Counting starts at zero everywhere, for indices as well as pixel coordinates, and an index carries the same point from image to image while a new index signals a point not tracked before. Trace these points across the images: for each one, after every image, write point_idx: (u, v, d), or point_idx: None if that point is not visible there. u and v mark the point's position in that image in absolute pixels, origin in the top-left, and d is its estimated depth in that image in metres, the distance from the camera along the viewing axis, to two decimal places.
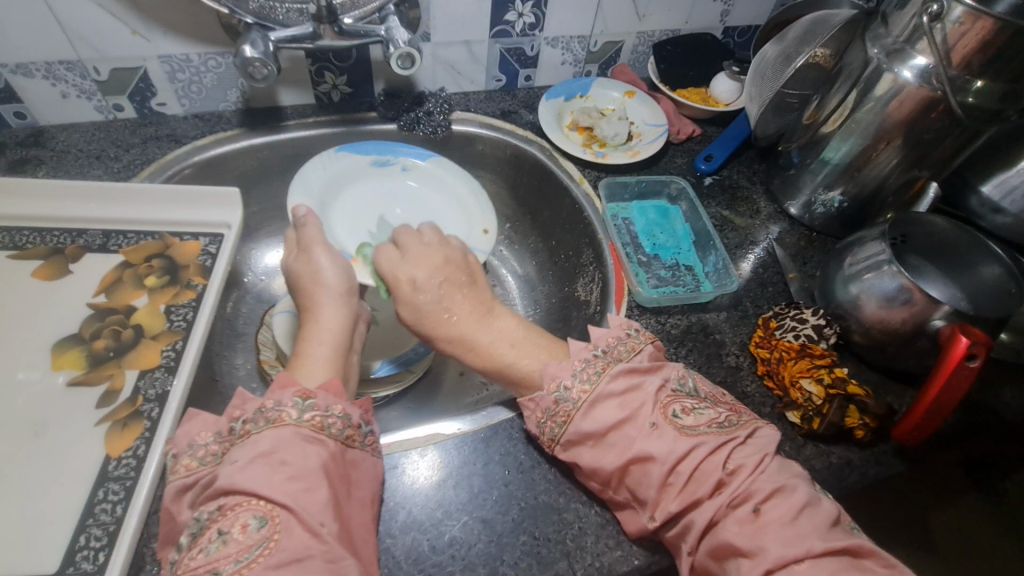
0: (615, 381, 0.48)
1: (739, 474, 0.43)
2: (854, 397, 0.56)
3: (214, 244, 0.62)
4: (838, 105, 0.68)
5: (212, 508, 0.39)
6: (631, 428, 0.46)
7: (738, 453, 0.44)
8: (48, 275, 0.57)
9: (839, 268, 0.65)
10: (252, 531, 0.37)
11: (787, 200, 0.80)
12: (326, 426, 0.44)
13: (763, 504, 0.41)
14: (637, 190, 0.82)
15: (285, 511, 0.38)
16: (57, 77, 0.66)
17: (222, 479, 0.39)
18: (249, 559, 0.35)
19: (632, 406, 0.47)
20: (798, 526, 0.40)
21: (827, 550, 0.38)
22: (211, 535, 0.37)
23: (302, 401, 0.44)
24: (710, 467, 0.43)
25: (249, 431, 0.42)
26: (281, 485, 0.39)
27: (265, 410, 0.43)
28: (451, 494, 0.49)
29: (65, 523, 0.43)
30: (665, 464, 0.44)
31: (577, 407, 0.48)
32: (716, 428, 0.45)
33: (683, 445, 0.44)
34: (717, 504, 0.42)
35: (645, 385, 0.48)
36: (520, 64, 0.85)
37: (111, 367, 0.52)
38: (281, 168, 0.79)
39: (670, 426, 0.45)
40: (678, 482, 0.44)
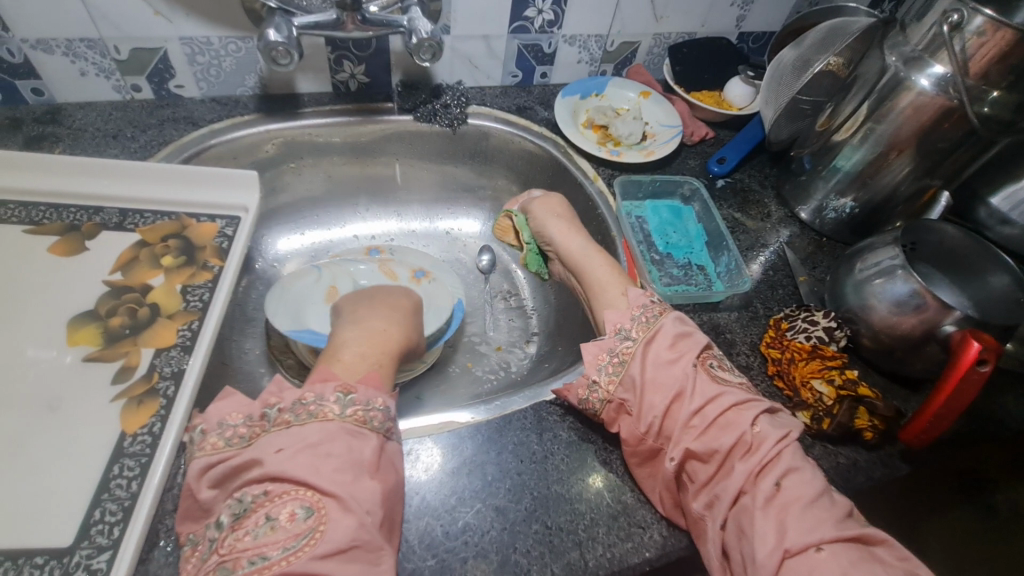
0: (670, 322, 0.53)
1: (763, 441, 0.45)
2: (864, 398, 0.56)
3: (231, 226, 0.62)
4: (852, 113, 0.69)
5: (257, 492, 0.40)
6: (676, 368, 0.49)
7: (765, 422, 0.47)
8: (64, 251, 0.56)
9: (849, 273, 0.66)
10: (299, 520, 0.38)
11: (798, 205, 0.81)
12: (368, 420, 0.45)
13: (784, 480, 0.43)
14: (652, 189, 0.81)
15: (331, 501, 0.39)
16: (77, 54, 0.66)
17: (270, 466, 0.40)
18: (297, 547, 0.37)
19: (682, 350, 0.51)
20: (815, 510, 0.41)
21: (841, 536, 0.40)
22: (258, 519, 0.38)
23: (344, 395, 0.45)
24: (733, 421, 0.46)
25: (288, 420, 0.43)
26: (328, 473, 0.40)
27: (306, 402, 0.44)
28: (465, 482, 0.49)
29: (80, 497, 0.42)
30: (694, 402, 0.47)
31: (637, 344, 0.52)
32: (743, 389, 0.50)
33: (712, 390, 0.48)
34: (744, 471, 0.43)
35: (694, 337, 0.52)
36: (537, 61, 0.86)
37: (127, 344, 0.51)
38: (293, 155, 0.79)
39: (705, 372, 0.50)
40: (702, 425, 0.46)
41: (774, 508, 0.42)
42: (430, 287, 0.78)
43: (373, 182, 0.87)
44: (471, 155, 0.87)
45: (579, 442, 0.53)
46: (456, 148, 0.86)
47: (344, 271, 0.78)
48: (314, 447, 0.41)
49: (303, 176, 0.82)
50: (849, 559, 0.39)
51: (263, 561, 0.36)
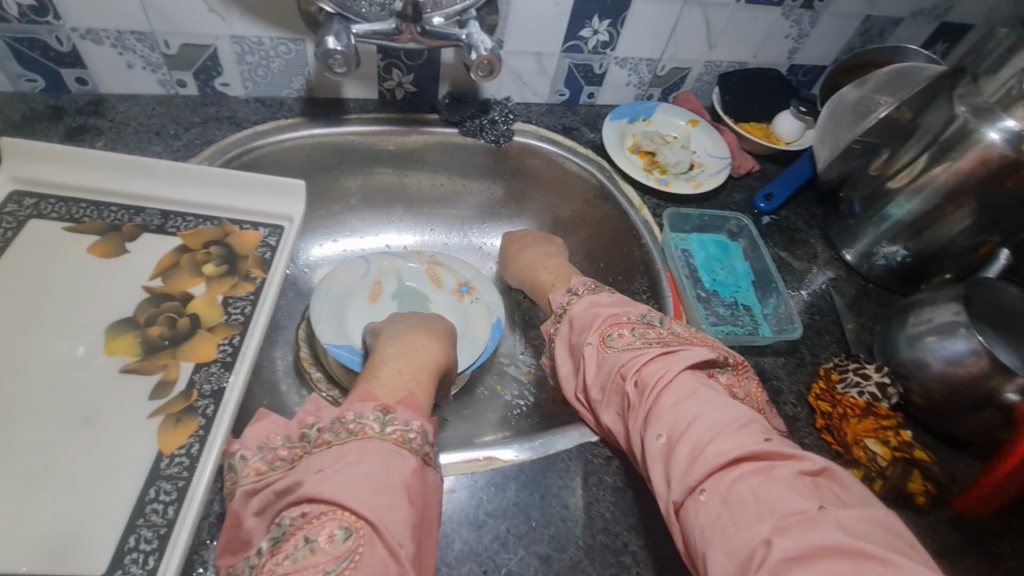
0: (580, 310, 0.59)
1: (650, 391, 0.48)
2: (919, 461, 0.55)
3: (273, 236, 0.60)
4: (908, 163, 0.68)
5: (295, 515, 0.37)
6: (580, 350, 0.56)
7: (652, 369, 0.49)
8: (103, 252, 0.54)
9: (903, 326, 0.64)
10: (338, 542, 0.36)
11: (844, 247, 0.79)
12: (407, 441, 0.42)
13: (669, 425, 0.45)
14: (699, 223, 0.77)
15: (369, 527, 0.37)
16: (126, 46, 0.65)
17: (308, 486, 0.38)
18: (336, 571, 0.35)
19: (585, 329, 0.56)
20: (698, 444, 0.43)
21: (717, 467, 0.41)
22: (297, 541, 0.36)
23: (383, 414, 0.43)
24: (626, 384, 0.50)
25: (328, 441, 0.42)
26: (367, 496, 0.38)
27: (345, 420, 0.43)
28: (509, 526, 0.47)
29: (114, 521, 0.41)
30: (592, 376, 0.53)
31: (559, 338, 0.59)
32: (642, 343, 0.52)
33: (605, 359, 0.53)
34: (638, 425, 0.47)
35: (600, 312, 0.57)
36: (586, 81, 0.84)
37: (166, 356, 0.49)
38: (333, 161, 0.78)
39: (602, 343, 0.54)
40: (609, 397, 0.51)
41: (662, 454, 0.45)
42: (471, 305, 0.79)
43: (410, 192, 0.86)
44: (514, 173, 0.85)
45: (624, 489, 0.51)
46: (498, 165, 0.84)
47: (391, 266, 0.81)
48: (354, 466, 0.39)
49: (340, 184, 0.81)
50: None
51: None
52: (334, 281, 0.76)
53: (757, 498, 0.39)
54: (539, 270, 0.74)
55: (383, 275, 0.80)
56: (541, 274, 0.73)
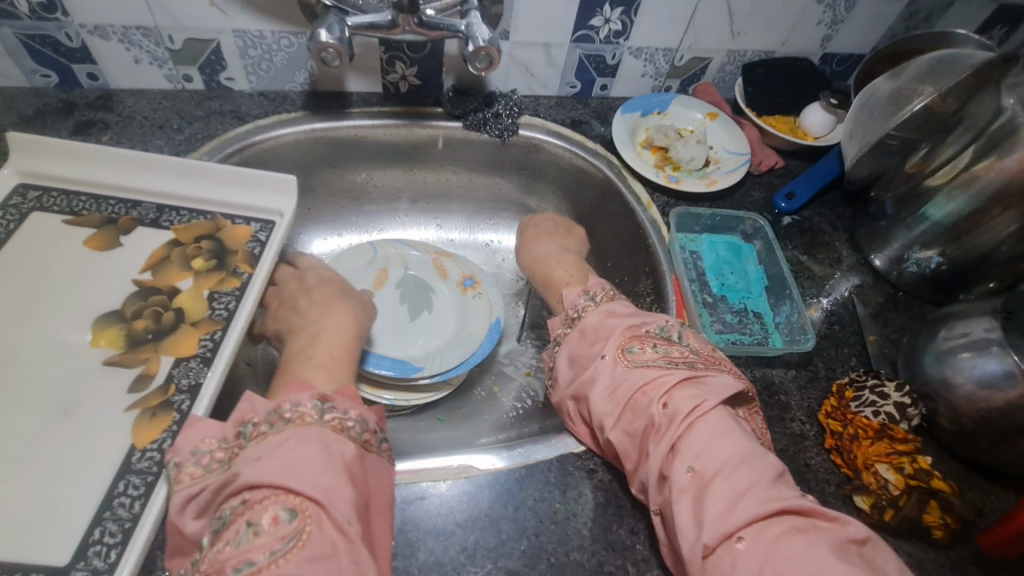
0: (594, 317, 0.54)
1: (675, 419, 0.44)
2: (938, 492, 0.50)
3: (264, 231, 0.60)
4: (952, 158, 0.62)
5: (236, 504, 0.37)
6: (591, 359, 0.51)
7: (679, 395, 0.45)
8: (98, 245, 0.56)
9: (931, 340, 0.58)
10: (283, 523, 0.36)
11: (873, 252, 0.73)
12: (345, 428, 0.43)
13: (699, 461, 0.41)
14: (710, 223, 0.73)
15: (316, 506, 0.37)
16: (132, 42, 0.66)
17: (246, 473, 0.38)
18: (283, 551, 0.35)
19: (600, 339, 0.51)
20: (733, 485, 0.40)
21: (760, 514, 0.38)
22: (239, 527, 0.36)
23: (321, 402, 0.43)
24: (644, 405, 0.46)
25: (263, 431, 0.41)
26: (308, 477, 0.38)
27: (282, 411, 0.42)
28: (478, 539, 0.45)
29: (82, 512, 0.41)
30: (604, 390, 0.48)
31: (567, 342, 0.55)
32: (664, 363, 0.48)
33: (624, 376, 0.48)
34: (659, 454, 0.43)
35: (618, 322, 0.53)
36: (598, 72, 0.81)
37: (148, 350, 0.50)
38: (336, 155, 0.77)
39: (620, 358, 0.49)
40: (619, 413, 0.47)
41: (690, 494, 0.41)
42: (471, 300, 0.79)
43: (415, 187, 0.84)
44: (520, 168, 0.83)
45: (605, 505, 0.49)
46: (503, 160, 0.82)
47: (398, 254, 0.81)
48: (290, 451, 0.39)
49: (344, 180, 0.80)
50: None
51: (251, 567, 0.34)
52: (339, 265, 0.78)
53: (808, 556, 0.36)
54: (550, 263, 0.69)
55: (389, 262, 0.80)
56: (553, 268, 0.68)
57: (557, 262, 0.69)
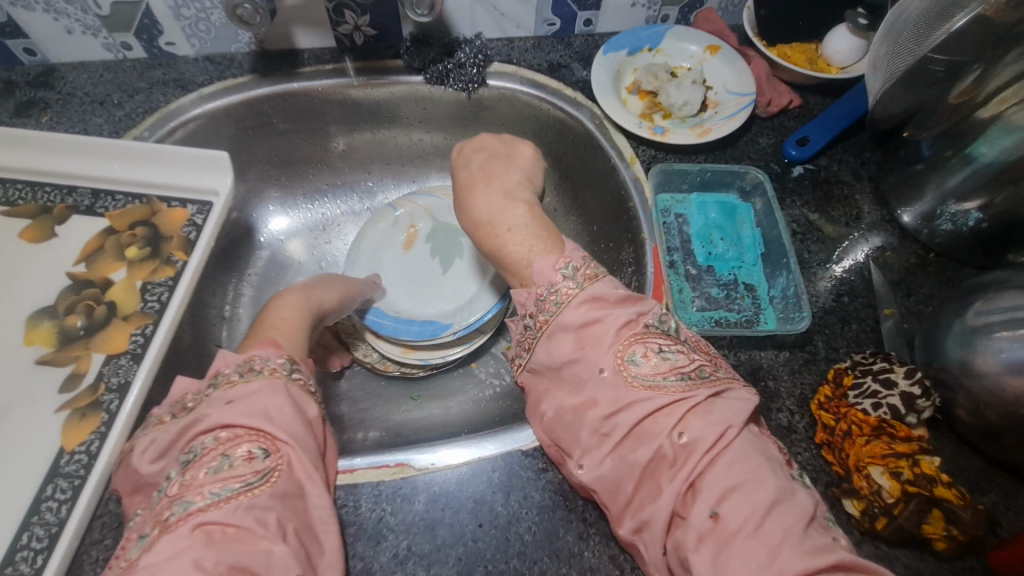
0: (575, 312, 0.42)
1: (691, 451, 0.36)
2: (941, 501, 0.42)
3: (201, 213, 0.56)
4: (1015, 79, 0.50)
5: (207, 441, 0.36)
6: (581, 368, 0.41)
7: (694, 423, 0.37)
8: (34, 236, 0.54)
9: (959, 316, 0.49)
10: (257, 460, 0.35)
11: (900, 206, 0.62)
12: (313, 388, 0.42)
13: (722, 504, 0.34)
14: (700, 181, 0.66)
15: (290, 449, 0.36)
16: (58, 11, 0.61)
17: (216, 414, 0.37)
18: (256, 484, 0.33)
19: (588, 345, 0.41)
20: (764, 535, 0.33)
21: (805, 573, 0.31)
22: (212, 456, 0.35)
23: (291, 363, 0.42)
24: (653, 432, 0.38)
25: (235, 378, 0.39)
26: (286, 422, 0.37)
27: (252, 363, 0.41)
28: (410, 543, 0.43)
29: (12, 516, 0.41)
30: (603, 409, 0.39)
31: (537, 335, 0.44)
32: (675, 379, 0.39)
33: (626, 393, 0.39)
34: (671, 491, 0.35)
35: (608, 321, 0.42)
36: (578, 5, 0.70)
37: (80, 347, 0.48)
38: (296, 121, 0.72)
39: (620, 372, 0.40)
40: (618, 437, 0.39)
41: (715, 542, 0.33)
42: None
43: (383, 151, 0.78)
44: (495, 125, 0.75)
45: (552, 508, 0.45)
46: (475, 115, 0.74)
47: (419, 206, 0.78)
48: (263, 400, 0.38)
49: (307, 148, 0.75)
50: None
51: (219, 495, 0.33)
52: (367, 236, 0.77)
53: None
54: (497, 234, 0.48)
55: (415, 218, 0.78)
56: (505, 246, 0.48)
57: (505, 230, 0.48)
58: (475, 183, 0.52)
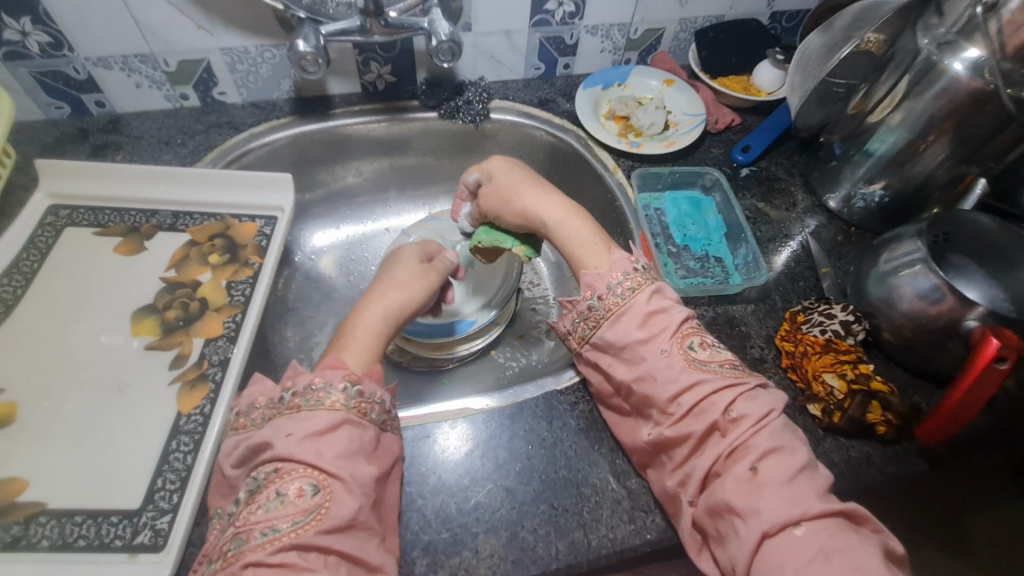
0: (647, 299, 0.53)
1: (739, 424, 0.47)
2: (877, 393, 0.56)
3: (269, 226, 0.67)
4: (887, 94, 0.67)
5: (269, 471, 0.43)
6: (646, 348, 0.51)
7: (743, 404, 0.48)
8: (127, 250, 0.64)
9: (874, 264, 0.64)
10: (307, 497, 0.42)
11: (827, 194, 0.79)
12: (368, 412, 0.47)
13: (761, 462, 0.44)
14: (671, 181, 0.81)
15: (336, 483, 0.43)
16: (132, 69, 0.73)
17: (278, 448, 0.44)
18: (304, 521, 0.41)
19: (654, 329, 0.52)
20: (794, 485, 0.43)
21: (822, 512, 0.41)
22: (269, 494, 0.42)
23: (351, 386, 0.47)
24: (709, 409, 0.48)
25: (298, 405, 0.46)
26: (333, 459, 0.43)
27: (314, 386, 0.47)
28: (478, 464, 0.54)
29: (146, 467, 0.50)
30: (669, 388, 0.49)
31: (606, 315, 0.53)
32: (725, 369, 0.50)
33: (688, 376, 0.49)
34: (717, 453, 0.46)
35: (673, 314, 0.53)
36: (559, 52, 0.87)
37: (181, 334, 0.58)
38: (330, 153, 0.85)
39: (681, 356, 0.50)
40: (677, 412, 0.49)
41: (752, 489, 0.43)
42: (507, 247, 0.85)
43: (402, 177, 0.92)
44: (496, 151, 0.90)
45: (586, 430, 0.56)
46: (480, 142, 0.89)
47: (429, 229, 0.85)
48: (322, 434, 0.44)
49: (337, 176, 0.88)
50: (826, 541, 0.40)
51: (274, 532, 0.41)
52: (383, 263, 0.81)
53: (861, 550, 0.40)
54: (566, 226, 0.59)
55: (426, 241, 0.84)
56: (573, 239, 0.59)
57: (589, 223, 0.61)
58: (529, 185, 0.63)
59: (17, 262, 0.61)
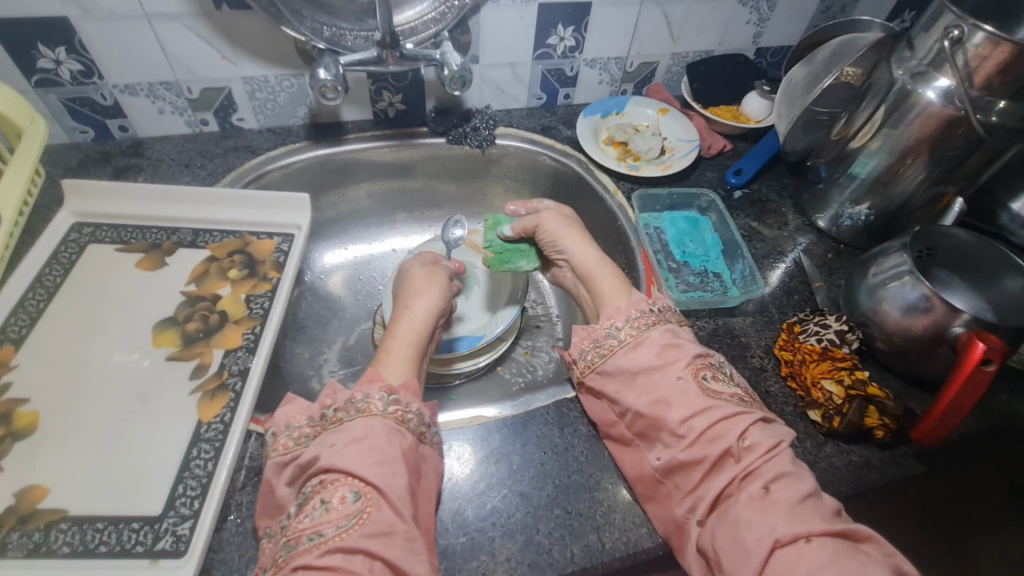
0: (662, 334, 0.55)
1: (753, 451, 0.47)
2: (873, 397, 0.59)
3: (286, 243, 0.70)
4: (867, 121, 0.71)
5: (314, 483, 0.44)
6: (660, 375, 0.52)
7: (756, 432, 0.48)
8: (149, 266, 0.66)
9: (863, 277, 0.67)
10: (348, 503, 0.42)
11: (816, 214, 0.83)
12: (406, 420, 0.49)
13: (773, 484, 0.45)
14: (669, 202, 0.85)
15: (376, 490, 0.43)
16: (157, 95, 0.77)
17: (323, 458, 0.45)
18: (348, 526, 0.41)
19: (668, 359, 0.53)
20: (802, 508, 0.43)
21: (827, 531, 0.42)
22: (315, 503, 0.43)
23: (388, 394, 0.50)
24: (722, 434, 0.48)
25: (341, 418, 0.48)
26: (372, 466, 0.44)
27: (355, 400, 0.49)
28: (493, 470, 0.55)
29: (167, 474, 0.50)
30: (682, 411, 0.50)
31: (621, 344, 0.55)
32: (736, 400, 0.51)
33: (701, 402, 0.50)
34: (731, 475, 0.46)
35: (687, 347, 0.54)
36: (560, 83, 0.92)
37: (200, 346, 0.60)
38: (342, 177, 0.88)
39: (696, 384, 0.51)
40: (689, 435, 0.49)
41: (764, 506, 0.43)
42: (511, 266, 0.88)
43: (410, 200, 0.95)
44: (501, 174, 0.94)
45: (597, 436, 0.58)
46: (486, 167, 0.93)
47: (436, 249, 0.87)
48: (360, 442, 0.46)
49: (347, 199, 0.91)
50: (834, 550, 0.41)
51: (320, 537, 0.41)
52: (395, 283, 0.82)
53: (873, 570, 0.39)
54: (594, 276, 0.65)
55: None
56: (598, 280, 0.65)
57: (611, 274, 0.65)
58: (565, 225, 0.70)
59: (40, 277, 0.63)
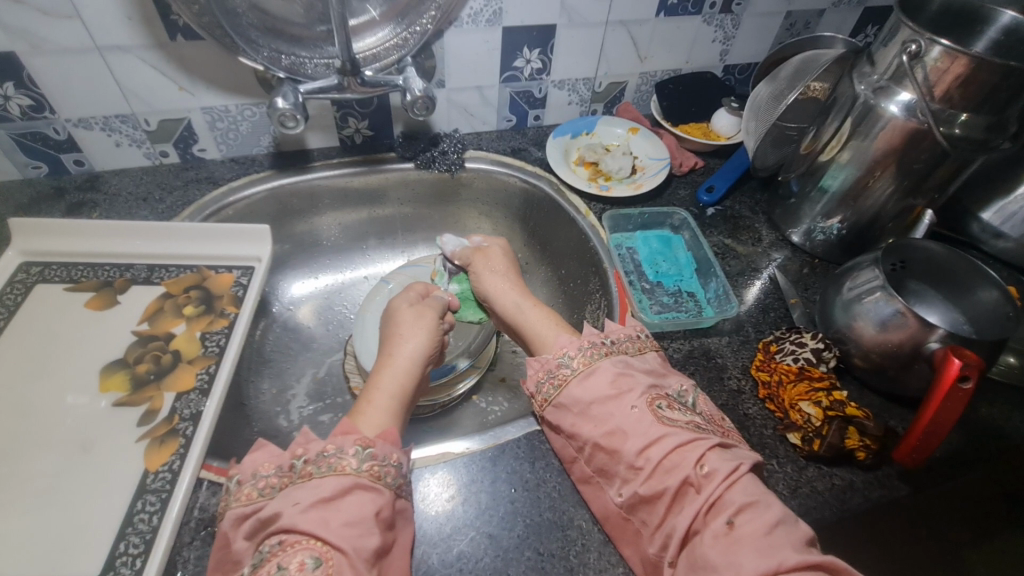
0: (612, 365, 0.53)
1: (711, 480, 0.43)
2: (853, 418, 0.57)
3: (245, 276, 0.68)
4: (835, 133, 0.71)
5: (273, 542, 0.41)
6: (614, 405, 0.50)
7: (715, 458, 0.45)
8: (98, 305, 0.63)
9: (838, 293, 0.66)
10: (307, 571, 0.39)
11: (789, 228, 0.82)
12: (383, 475, 0.47)
13: (738, 517, 0.41)
14: (641, 221, 0.84)
15: (339, 554, 0.40)
16: (113, 128, 0.74)
17: (284, 518, 0.42)
18: None
19: (622, 388, 0.51)
20: (772, 538, 0.40)
21: (801, 564, 0.38)
22: (270, 569, 0.39)
23: (363, 449, 0.47)
24: (677, 464, 0.45)
25: (312, 473, 0.45)
26: (338, 527, 0.42)
27: (328, 453, 0.46)
28: (461, 510, 0.52)
29: (109, 531, 0.47)
30: (638, 442, 0.47)
31: (574, 374, 0.53)
32: (692, 427, 0.48)
33: (656, 431, 0.47)
34: (696, 509, 0.43)
35: (639, 377, 0.52)
36: (529, 105, 0.91)
37: (152, 389, 0.57)
38: (309, 206, 0.86)
39: (651, 414, 0.48)
40: (648, 467, 0.46)
41: (729, 544, 0.40)
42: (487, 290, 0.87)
43: (382, 228, 0.93)
44: (472, 198, 0.92)
45: None
46: (458, 191, 0.92)
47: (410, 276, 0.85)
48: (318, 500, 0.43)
49: (315, 228, 0.89)
50: None
51: None
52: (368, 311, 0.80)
53: None
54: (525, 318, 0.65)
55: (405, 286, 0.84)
56: (525, 322, 0.65)
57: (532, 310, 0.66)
58: (496, 272, 0.74)
59: None
